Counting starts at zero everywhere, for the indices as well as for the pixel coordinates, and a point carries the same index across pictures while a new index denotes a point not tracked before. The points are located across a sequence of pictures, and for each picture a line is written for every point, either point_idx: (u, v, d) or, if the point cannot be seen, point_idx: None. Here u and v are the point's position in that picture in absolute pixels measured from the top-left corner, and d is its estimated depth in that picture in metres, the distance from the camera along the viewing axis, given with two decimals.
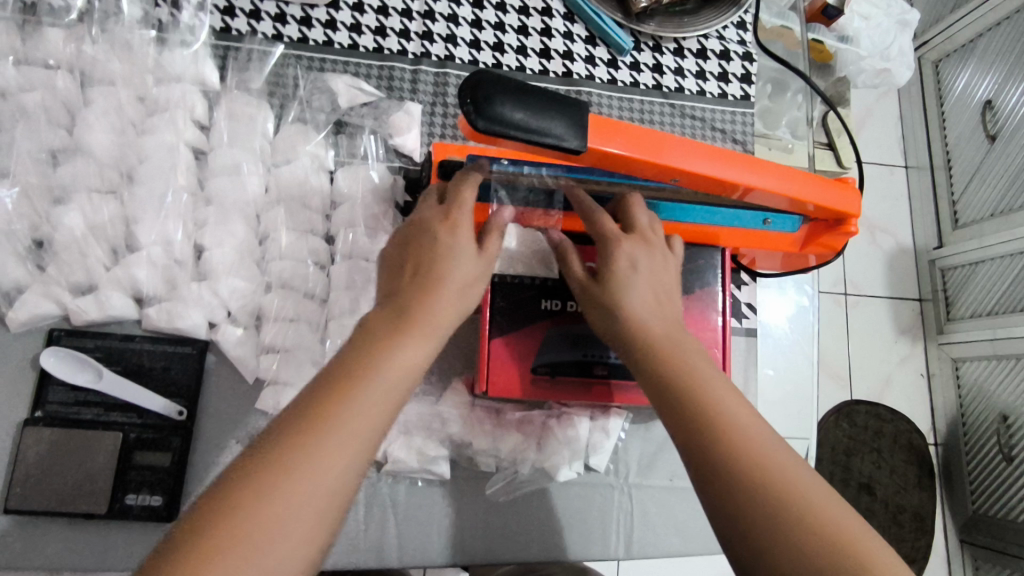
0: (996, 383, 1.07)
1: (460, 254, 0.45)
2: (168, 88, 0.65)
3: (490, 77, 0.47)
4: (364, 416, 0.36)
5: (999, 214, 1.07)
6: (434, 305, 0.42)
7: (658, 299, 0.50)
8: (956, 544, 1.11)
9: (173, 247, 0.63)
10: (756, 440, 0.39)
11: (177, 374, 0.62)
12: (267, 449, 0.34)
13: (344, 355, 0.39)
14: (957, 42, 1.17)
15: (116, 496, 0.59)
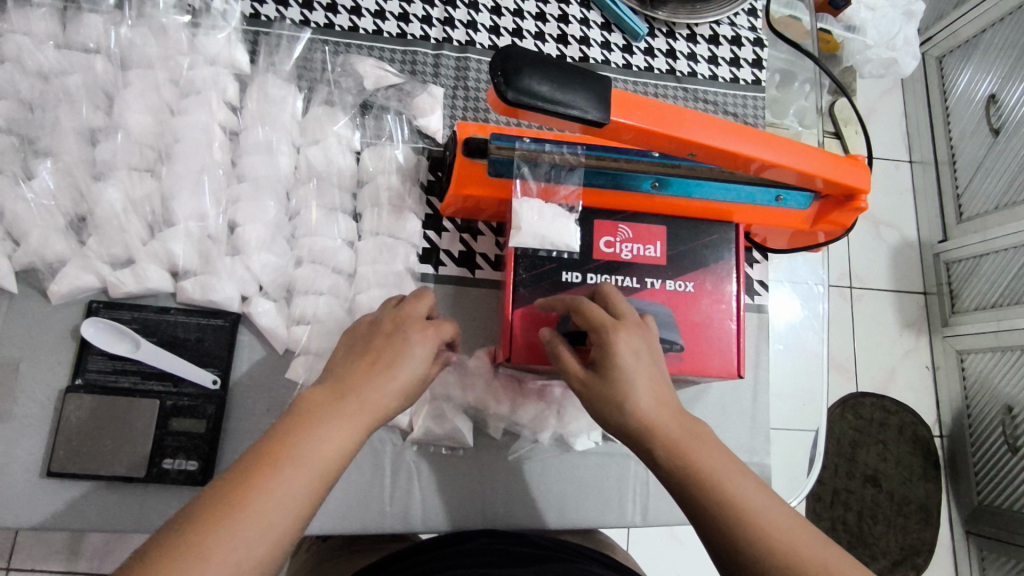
0: (1001, 375, 1.09)
1: (412, 340, 0.48)
2: (202, 70, 0.68)
3: (520, 51, 0.49)
4: (295, 491, 0.39)
5: (1004, 207, 1.09)
6: (377, 388, 0.45)
7: (660, 395, 0.50)
8: (961, 534, 1.13)
9: (208, 222, 0.65)
10: (773, 523, 0.43)
11: (210, 345, 0.65)
12: (198, 515, 0.36)
13: (280, 429, 0.41)
14: (961, 37, 1.19)
15: (154, 460, 0.61)
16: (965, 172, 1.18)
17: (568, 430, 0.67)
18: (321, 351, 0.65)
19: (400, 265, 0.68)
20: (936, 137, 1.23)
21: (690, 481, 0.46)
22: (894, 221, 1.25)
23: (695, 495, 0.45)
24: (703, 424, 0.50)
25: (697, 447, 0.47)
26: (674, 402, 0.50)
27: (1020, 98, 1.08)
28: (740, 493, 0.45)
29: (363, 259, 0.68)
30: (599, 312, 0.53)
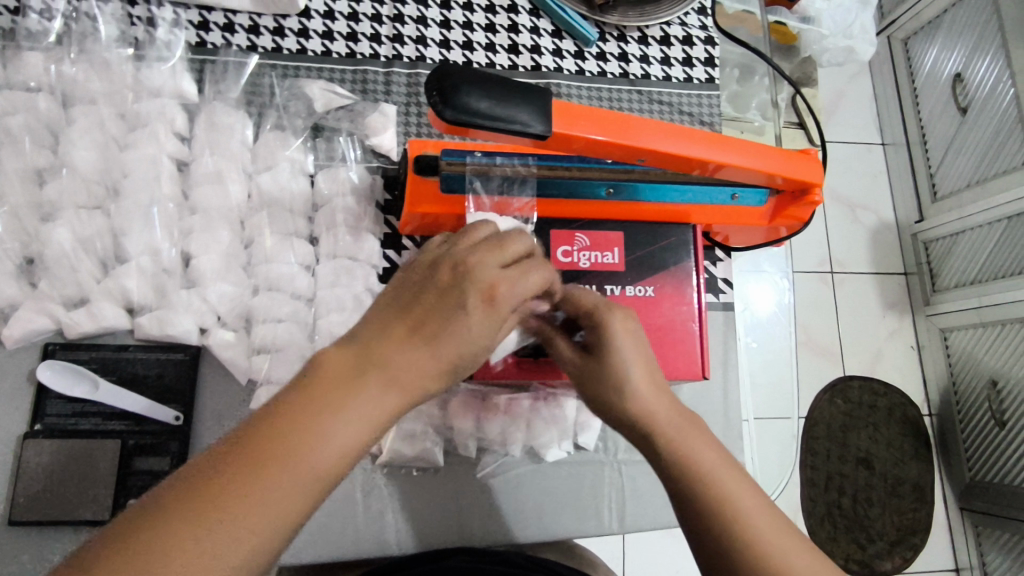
0: (985, 349, 1.09)
1: (467, 305, 0.39)
2: (148, 103, 0.67)
3: (454, 68, 0.49)
4: (287, 501, 0.33)
5: (976, 183, 1.10)
6: (406, 373, 0.37)
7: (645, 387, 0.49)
8: (956, 511, 1.13)
9: (162, 256, 0.65)
10: (763, 526, 0.43)
11: (171, 381, 0.64)
12: (169, 512, 0.31)
13: (292, 405, 0.35)
14: (924, 18, 1.20)
15: (119, 501, 0.61)
16: (936, 149, 1.19)
17: (537, 441, 0.67)
18: (284, 379, 0.64)
19: (359, 286, 0.67)
20: (906, 119, 1.24)
21: (685, 476, 0.45)
22: (870, 204, 1.25)
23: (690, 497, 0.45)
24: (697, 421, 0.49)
25: (695, 443, 0.47)
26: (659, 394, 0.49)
27: (983, 76, 1.09)
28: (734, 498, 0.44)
29: (322, 283, 0.67)
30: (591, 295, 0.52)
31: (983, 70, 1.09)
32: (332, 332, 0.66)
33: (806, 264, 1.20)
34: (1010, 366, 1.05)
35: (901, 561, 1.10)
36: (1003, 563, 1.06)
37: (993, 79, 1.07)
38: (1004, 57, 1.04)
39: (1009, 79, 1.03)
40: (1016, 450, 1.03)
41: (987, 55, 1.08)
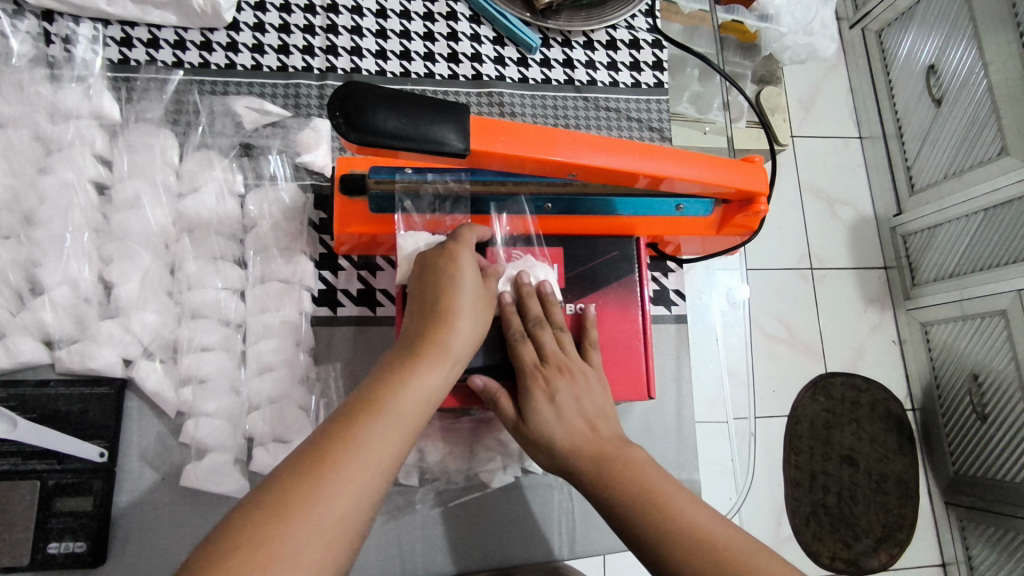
0: (966, 342, 1.07)
1: (465, 287, 0.50)
2: (63, 126, 0.64)
3: (361, 87, 0.46)
4: (385, 443, 0.40)
5: (953, 175, 1.09)
6: (447, 338, 0.47)
7: (589, 423, 0.53)
8: (941, 507, 1.10)
9: (81, 285, 0.61)
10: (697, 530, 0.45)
11: (96, 416, 0.60)
12: (294, 470, 0.37)
13: (372, 382, 0.43)
14: (897, 10, 1.18)
15: (38, 546, 0.57)
16: (913, 142, 1.17)
17: (482, 468, 0.65)
18: (213, 411, 0.62)
19: (291, 309, 0.65)
20: (882, 113, 1.22)
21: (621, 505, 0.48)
22: (850, 198, 1.23)
23: (647, 537, 0.46)
24: (639, 447, 0.52)
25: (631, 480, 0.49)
26: (606, 431, 0.53)
27: (957, 66, 1.07)
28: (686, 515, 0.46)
29: (251, 309, 0.64)
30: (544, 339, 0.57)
31: (957, 59, 1.07)
32: (263, 360, 0.63)
33: (783, 263, 1.16)
34: (990, 358, 1.03)
35: (886, 557, 1.07)
36: (989, 554, 1.04)
37: (967, 69, 1.05)
38: (978, 47, 1.02)
39: (982, 70, 1.02)
40: (1002, 444, 1.01)
41: (961, 44, 1.06)
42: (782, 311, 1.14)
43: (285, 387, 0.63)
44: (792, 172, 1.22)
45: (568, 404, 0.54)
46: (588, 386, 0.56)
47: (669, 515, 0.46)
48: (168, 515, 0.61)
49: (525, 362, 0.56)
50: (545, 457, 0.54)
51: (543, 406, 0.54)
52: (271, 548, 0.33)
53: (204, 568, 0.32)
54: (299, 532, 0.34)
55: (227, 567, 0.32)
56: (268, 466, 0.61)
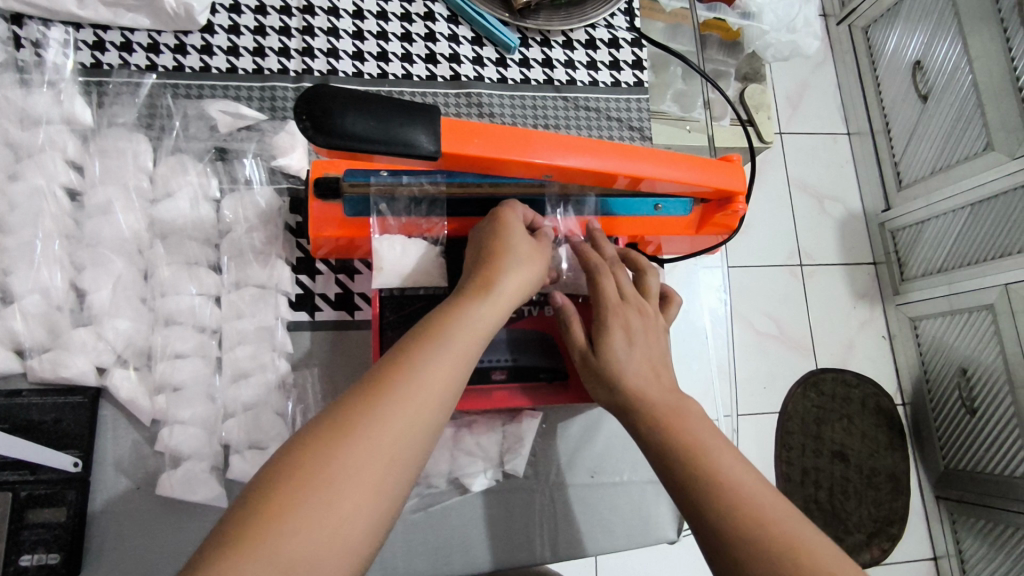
0: (953, 337, 1.07)
1: (511, 239, 0.52)
2: (34, 132, 0.63)
3: (328, 90, 0.45)
4: (439, 372, 0.41)
5: (940, 170, 1.08)
6: (495, 281, 0.48)
7: (656, 370, 0.53)
8: (932, 501, 1.11)
9: (53, 293, 0.60)
10: (754, 492, 0.42)
11: (69, 426, 0.60)
12: (352, 398, 0.38)
13: (426, 321, 0.44)
14: (882, 6, 1.18)
15: (10, 559, 0.56)
16: (900, 138, 1.17)
17: (462, 472, 0.64)
18: (188, 418, 0.61)
19: (269, 314, 0.65)
20: (869, 109, 1.22)
21: (672, 453, 0.46)
22: (838, 195, 1.23)
23: (699, 488, 0.43)
24: (696, 402, 0.51)
25: (685, 426, 0.47)
26: (670, 380, 0.52)
27: (943, 61, 1.07)
28: (729, 471, 0.44)
29: (227, 315, 0.64)
30: (624, 278, 0.58)
31: (942, 54, 1.07)
32: (238, 366, 0.63)
33: (770, 260, 1.16)
34: (978, 352, 1.03)
35: (878, 552, 1.06)
36: (979, 547, 1.04)
37: (952, 64, 1.05)
38: (963, 42, 1.02)
39: (967, 65, 1.01)
40: (991, 438, 1.01)
41: (946, 39, 1.06)
42: (770, 308, 1.14)
43: (262, 393, 0.63)
44: (778, 169, 1.22)
45: (641, 346, 0.54)
46: (659, 335, 0.56)
47: (711, 471, 0.44)
48: (145, 524, 0.60)
49: (607, 295, 0.55)
50: (605, 393, 0.53)
51: (619, 344, 0.53)
52: (331, 465, 0.35)
53: (271, 487, 0.34)
54: (359, 451, 0.35)
55: (289, 482, 0.34)
56: (246, 473, 0.60)
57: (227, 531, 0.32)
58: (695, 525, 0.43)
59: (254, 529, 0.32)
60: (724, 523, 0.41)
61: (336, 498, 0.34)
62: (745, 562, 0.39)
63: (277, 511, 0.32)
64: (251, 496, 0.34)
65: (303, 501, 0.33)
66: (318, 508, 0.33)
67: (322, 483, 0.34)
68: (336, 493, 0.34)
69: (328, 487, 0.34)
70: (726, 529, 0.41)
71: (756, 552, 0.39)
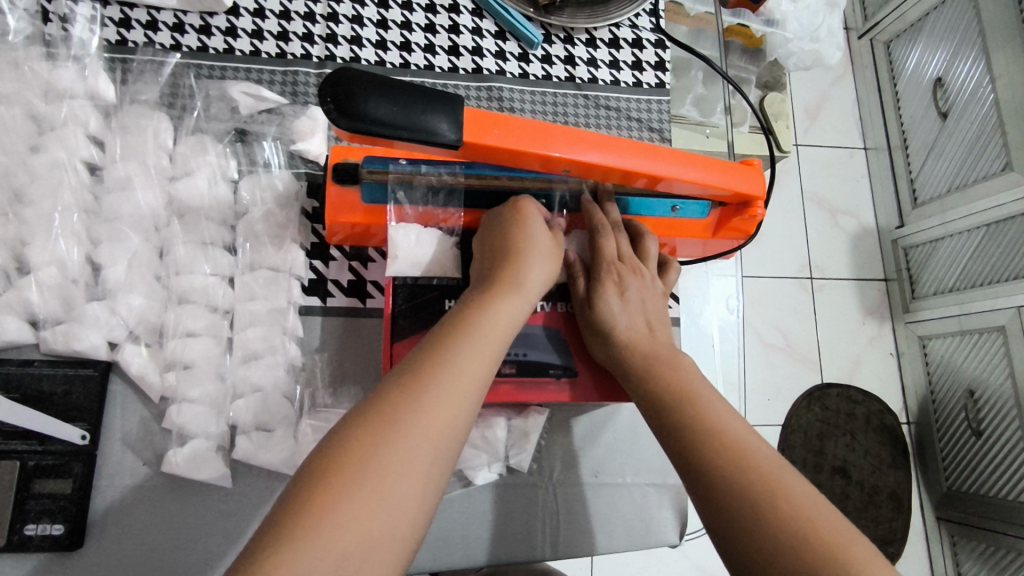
0: (963, 357, 1.06)
1: (532, 230, 0.55)
2: (57, 106, 0.63)
3: (353, 74, 0.45)
4: (475, 361, 0.42)
5: (956, 189, 1.08)
6: (519, 274, 0.50)
7: (649, 325, 0.57)
8: (933, 522, 1.10)
9: (69, 266, 0.61)
10: (745, 441, 0.44)
11: (79, 398, 0.60)
12: (394, 386, 0.40)
13: (457, 316, 0.46)
14: (907, 21, 1.17)
15: (14, 527, 0.56)
16: (917, 154, 1.16)
17: (466, 464, 0.64)
18: (197, 397, 0.61)
19: (279, 298, 0.64)
20: (887, 124, 1.22)
21: (667, 404, 0.49)
22: (852, 209, 1.22)
23: (691, 439, 0.45)
24: (689, 357, 0.54)
25: (677, 375, 0.51)
26: (664, 337, 0.57)
27: (964, 80, 1.06)
28: (719, 421, 0.46)
29: (240, 296, 0.64)
30: (625, 242, 0.61)
31: (964, 73, 1.06)
32: (249, 348, 0.63)
33: (781, 270, 1.16)
34: (987, 374, 1.02)
35: None
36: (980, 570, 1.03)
37: (974, 83, 1.04)
38: (986, 61, 1.01)
39: (990, 84, 1.01)
40: (996, 459, 1.01)
41: (969, 58, 1.05)
42: (780, 320, 1.13)
43: (270, 375, 0.63)
44: (794, 180, 1.21)
45: (635, 301, 0.58)
46: (654, 295, 0.59)
47: (700, 417, 0.47)
48: (147, 501, 0.60)
49: (607, 253, 0.59)
50: (600, 345, 0.57)
51: (614, 298, 0.57)
52: (380, 458, 0.35)
53: (316, 484, 0.34)
54: (405, 442, 0.36)
55: (344, 469, 0.35)
56: (250, 455, 0.60)
57: (283, 518, 0.33)
58: (683, 472, 0.45)
59: (304, 526, 0.32)
60: (711, 467, 0.43)
61: (388, 488, 0.35)
62: (728, 500, 0.41)
63: (330, 499, 0.33)
64: (294, 495, 0.34)
65: (354, 487, 0.34)
66: (367, 499, 0.34)
67: (370, 478, 0.35)
68: (390, 479, 0.35)
69: (376, 481, 0.35)
70: (712, 467, 0.43)
71: (741, 488, 0.41)
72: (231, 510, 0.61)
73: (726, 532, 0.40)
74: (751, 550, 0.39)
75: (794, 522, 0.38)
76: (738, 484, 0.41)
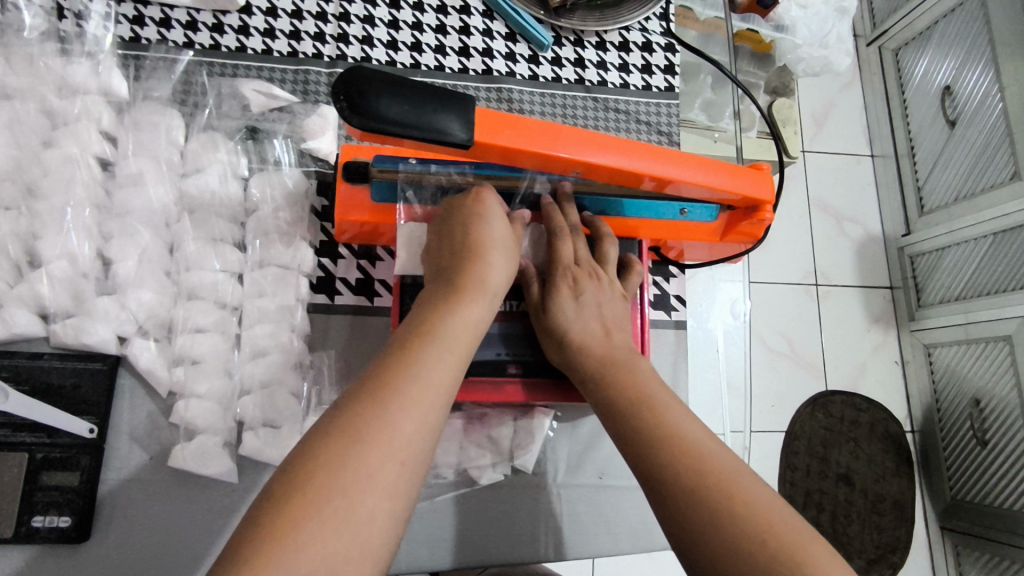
0: (968, 367, 1.06)
1: (491, 219, 0.54)
2: (71, 101, 0.64)
3: (366, 73, 0.45)
4: (439, 366, 0.42)
5: (963, 198, 1.07)
6: (483, 272, 0.50)
7: (605, 329, 0.55)
8: (936, 531, 1.09)
9: (80, 261, 0.61)
10: (702, 442, 0.43)
11: (87, 391, 0.60)
12: (354, 397, 0.39)
13: (418, 319, 0.45)
14: (915, 29, 1.17)
15: (23, 519, 0.57)
16: (924, 162, 1.16)
17: (471, 464, 0.65)
18: (204, 392, 0.61)
19: (287, 295, 0.65)
20: (894, 132, 1.21)
21: (623, 405, 0.47)
22: (859, 216, 1.22)
23: (644, 441, 0.44)
24: (647, 361, 0.52)
25: (632, 375, 0.49)
26: (621, 339, 0.54)
27: (972, 89, 1.06)
28: (677, 425, 0.44)
29: (249, 293, 0.64)
30: (582, 247, 0.59)
31: (972, 82, 1.06)
32: (256, 344, 0.63)
33: (787, 276, 1.15)
34: (992, 383, 1.02)
35: None
36: None
37: (982, 92, 1.04)
38: (994, 70, 1.01)
39: (998, 93, 1.00)
40: (1001, 470, 1.00)
41: (977, 67, 1.05)
42: (784, 326, 1.13)
43: (278, 372, 0.63)
44: (800, 186, 1.21)
45: (590, 305, 0.56)
46: (611, 299, 0.57)
47: (658, 421, 0.45)
48: (154, 495, 0.61)
49: (562, 257, 0.57)
50: (555, 350, 0.55)
51: (568, 302, 0.55)
52: (340, 477, 0.35)
53: (279, 505, 0.33)
54: (365, 457, 0.36)
55: (306, 492, 0.34)
56: (256, 451, 0.61)
57: (245, 544, 0.32)
58: (641, 477, 0.43)
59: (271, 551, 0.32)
60: (666, 471, 0.41)
61: (351, 507, 0.34)
62: (683, 503, 0.40)
63: (290, 524, 0.33)
64: (258, 519, 0.33)
65: (317, 509, 0.33)
66: (333, 517, 0.33)
67: (335, 494, 0.34)
68: (353, 498, 0.34)
69: (342, 498, 0.34)
70: (667, 470, 0.41)
71: (699, 497, 0.39)
72: (237, 505, 0.61)
73: (681, 535, 0.39)
74: (711, 561, 0.37)
75: (751, 530, 0.37)
76: (693, 488, 0.40)
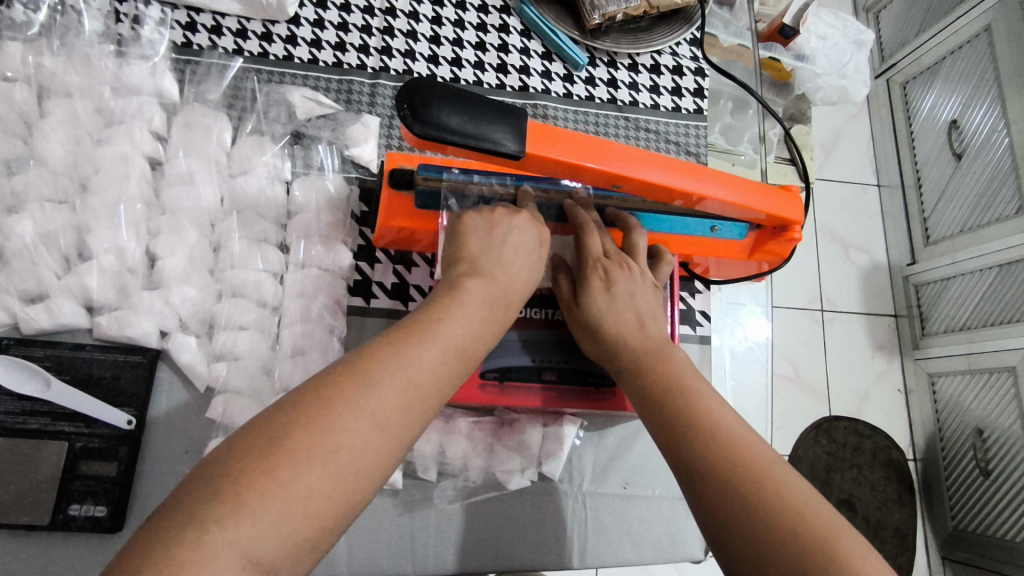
0: (972, 397, 1.07)
1: (522, 225, 0.53)
2: (125, 100, 0.66)
3: (428, 83, 0.48)
4: (442, 358, 0.40)
5: (969, 229, 1.10)
6: (502, 273, 0.48)
7: (640, 321, 0.54)
8: (938, 560, 1.10)
9: (127, 255, 0.63)
10: (737, 434, 0.44)
11: (127, 383, 0.61)
12: (356, 365, 0.37)
13: (433, 305, 0.43)
14: (924, 64, 1.21)
15: (60, 506, 0.58)
16: (931, 193, 1.19)
17: (499, 468, 0.66)
18: (242, 389, 0.63)
19: (327, 298, 0.66)
20: (901, 162, 1.24)
21: (661, 394, 0.48)
22: (868, 244, 1.24)
23: (683, 430, 0.45)
24: (683, 351, 0.52)
25: (665, 364, 0.50)
26: (656, 330, 0.54)
27: (979, 124, 1.09)
28: (709, 413, 0.45)
29: (290, 292, 0.66)
30: (608, 241, 0.60)
31: (979, 117, 1.09)
32: (295, 343, 0.64)
33: (798, 299, 1.18)
34: (996, 415, 1.03)
35: None
36: None
37: (988, 128, 1.07)
38: (1000, 106, 1.04)
39: (1004, 129, 1.03)
40: (1002, 502, 1.01)
41: (985, 103, 1.08)
42: (795, 348, 1.15)
43: (316, 373, 0.63)
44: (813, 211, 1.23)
45: (623, 295, 0.55)
46: (644, 290, 0.57)
47: (693, 410, 0.46)
48: None
49: (591, 250, 0.58)
50: (590, 341, 0.56)
51: (601, 294, 0.55)
52: (325, 441, 0.33)
53: (266, 452, 0.32)
54: (353, 431, 0.34)
55: (287, 444, 0.32)
56: None
57: (223, 482, 0.31)
58: (674, 462, 0.44)
59: (244, 501, 0.30)
60: (703, 460, 0.42)
61: (330, 473, 0.33)
62: (719, 490, 0.41)
63: (271, 475, 0.31)
64: (236, 463, 0.32)
65: (296, 469, 0.32)
66: (317, 483, 0.32)
67: (318, 458, 0.32)
68: (330, 466, 0.33)
69: (331, 469, 0.33)
70: (704, 458, 0.42)
71: (734, 484, 0.40)
72: None
73: (715, 522, 0.40)
74: (745, 547, 0.38)
75: (784, 515, 0.38)
76: (730, 477, 0.41)
